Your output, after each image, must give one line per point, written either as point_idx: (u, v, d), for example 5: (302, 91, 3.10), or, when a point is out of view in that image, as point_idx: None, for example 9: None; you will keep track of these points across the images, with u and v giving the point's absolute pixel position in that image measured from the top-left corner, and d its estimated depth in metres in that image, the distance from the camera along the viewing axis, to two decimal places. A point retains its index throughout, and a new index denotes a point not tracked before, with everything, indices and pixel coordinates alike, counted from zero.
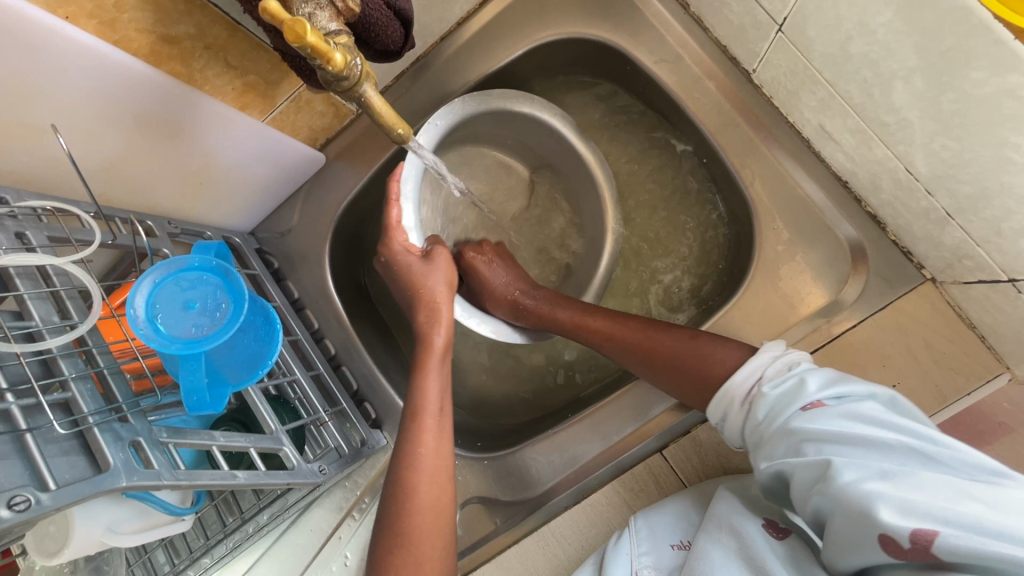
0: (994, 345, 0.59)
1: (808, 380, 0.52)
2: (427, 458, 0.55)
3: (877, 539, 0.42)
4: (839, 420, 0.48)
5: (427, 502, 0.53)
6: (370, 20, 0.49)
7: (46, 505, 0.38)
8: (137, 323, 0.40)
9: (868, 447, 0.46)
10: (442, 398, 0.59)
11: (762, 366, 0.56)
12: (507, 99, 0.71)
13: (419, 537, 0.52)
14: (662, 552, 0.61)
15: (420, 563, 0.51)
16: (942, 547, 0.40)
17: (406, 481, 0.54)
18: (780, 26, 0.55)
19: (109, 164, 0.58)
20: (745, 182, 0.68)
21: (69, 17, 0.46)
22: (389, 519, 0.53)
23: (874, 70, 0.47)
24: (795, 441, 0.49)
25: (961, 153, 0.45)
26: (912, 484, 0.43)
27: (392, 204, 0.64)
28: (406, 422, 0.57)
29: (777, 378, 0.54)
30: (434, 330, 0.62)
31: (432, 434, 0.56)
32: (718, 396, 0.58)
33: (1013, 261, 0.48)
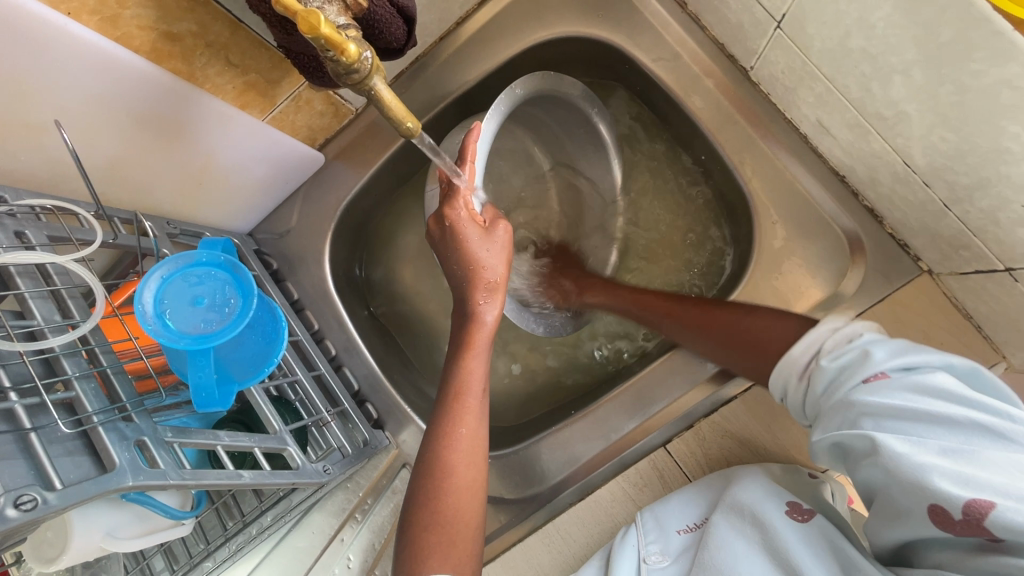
0: (991, 336, 0.61)
1: (873, 353, 0.49)
2: (465, 441, 0.55)
3: (929, 511, 0.44)
4: (907, 392, 0.46)
5: (464, 484, 0.53)
6: (375, 17, 0.49)
7: (52, 504, 0.37)
8: (145, 318, 0.39)
9: (934, 422, 0.45)
10: (485, 380, 0.58)
11: (819, 340, 0.54)
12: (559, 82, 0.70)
13: (452, 518, 0.52)
14: (671, 540, 0.63)
15: (454, 545, 0.51)
16: (996, 522, 0.41)
17: (442, 462, 0.54)
18: (778, 23, 0.55)
19: (109, 161, 0.57)
20: (745, 178, 0.69)
21: (71, 13, 0.46)
22: (421, 500, 0.53)
23: (873, 64, 0.48)
24: (856, 414, 0.48)
25: (959, 144, 0.45)
26: (975, 461, 0.42)
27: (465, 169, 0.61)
28: (446, 403, 0.56)
29: (837, 352, 0.52)
30: (489, 309, 0.60)
31: (473, 417, 0.56)
32: (776, 372, 0.56)
33: (1009, 251, 0.49)
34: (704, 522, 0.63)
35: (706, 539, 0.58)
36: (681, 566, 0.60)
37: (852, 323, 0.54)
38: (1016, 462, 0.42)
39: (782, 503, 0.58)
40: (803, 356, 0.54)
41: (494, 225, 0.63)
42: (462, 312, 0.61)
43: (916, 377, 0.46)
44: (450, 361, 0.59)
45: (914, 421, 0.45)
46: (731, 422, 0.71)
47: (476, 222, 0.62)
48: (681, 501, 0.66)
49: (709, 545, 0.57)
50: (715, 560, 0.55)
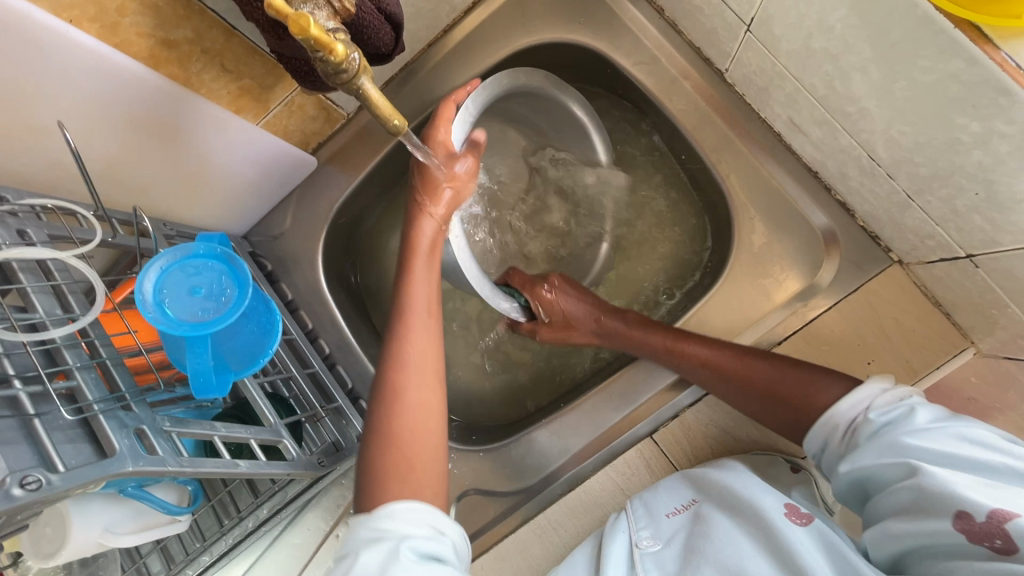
0: (959, 322, 0.63)
1: (920, 409, 0.52)
2: (411, 359, 0.57)
3: (954, 522, 0.45)
4: (949, 437, 0.49)
5: (416, 402, 0.55)
6: (363, 22, 0.51)
7: (57, 485, 0.39)
8: (145, 306, 0.41)
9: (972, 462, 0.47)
10: (430, 302, 0.61)
11: (868, 399, 0.55)
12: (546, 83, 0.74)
13: (407, 438, 0.53)
14: (661, 525, 0.63)
15: (410, 464, 0.52)
16: (1017, 526, 0.42)
17: (393, 383, 0.56)
18: (747, 26, 0.59)
19: (108, 163, 0.59)
20: (723, 176, 0.72)
21: (73, 20, 0.48)
22: (376, 424, 0.54)
23: (834, 63, 0.51)
24: (899, 451, 0.50)
25: (916, 137, 0.48)
26: (1012, 489, 0.45)
27: (447, 104, 0.66)
28: (394, 324, 0.59)
29: (885, 409, 0.54)
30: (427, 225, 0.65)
31: (420, 338, 0.58)
32: (821, 423, 0.57)
33: (968, 238, 0.52)
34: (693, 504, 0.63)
35: (702, 532, 0.58)
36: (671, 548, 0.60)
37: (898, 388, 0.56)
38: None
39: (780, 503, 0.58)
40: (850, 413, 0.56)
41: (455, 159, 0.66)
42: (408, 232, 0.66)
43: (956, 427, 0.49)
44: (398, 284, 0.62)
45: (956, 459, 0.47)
46: (716, 412, 0.73)
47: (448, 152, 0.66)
48: (670, 487, 0.67)
49: (706, 539, 0.57)
50: (711, 553, 0.55)
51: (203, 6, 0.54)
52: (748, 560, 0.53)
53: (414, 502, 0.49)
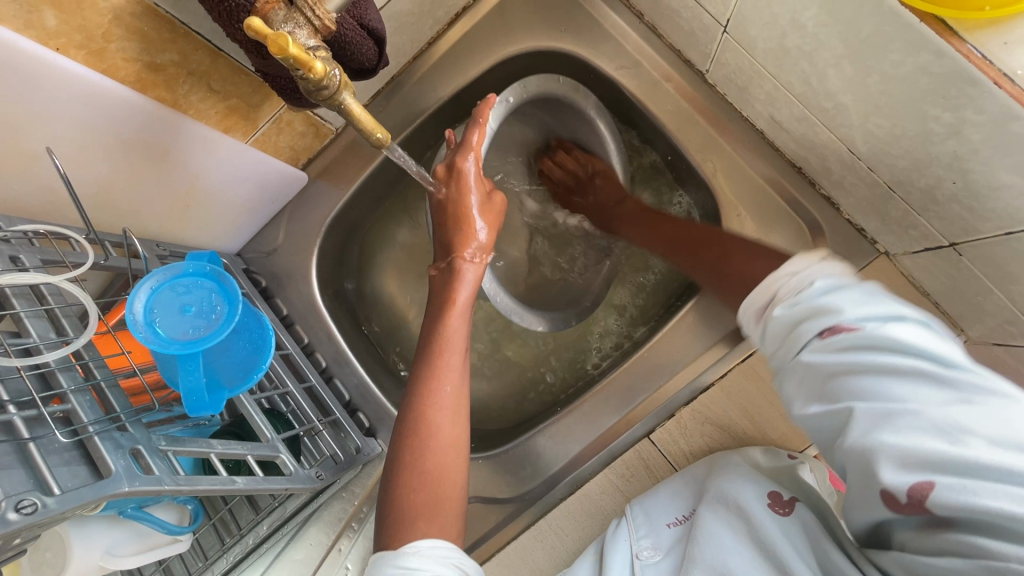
0: (948, 312, 0.64)
1: (835, 299, 0.43)
2: (451, 398, 0.56)
3: (878, 494, 0.39)
4: (858, 349, 0.40)
5: (450, 439, 0.55)
6: (345, 39, 0.52)
7: (52, 508, 0.39)
8: (136, 325, 0.42)
9: (888, 378, 0.39)
10: (465, 338, 0.60)
11: (777, 286, 0.48)
12: (568, 90, 0.76)
13: (439, 477, 0.53)
14: (660, 532, 0.64)
15: (440, 504, 0.52)
16: (936, 501, 0.36)
17: (428, 421, 0.55)
18: (724, 27, 0.60)
19: (99, 187, 0.60)
20: (709, 175, 0.73)
21: (59, 48, 0.48)
22: (405, 460, 0.54)
23: (809, 61, 0.52)
24: (816, 375, 0.43)
25: (892, 129, 0.49)
26: (911, 420, 0.37)
27: (477, 127, 0.67)
28: (430, 357, 0.58)
29: (793, 299, 0.46)
30: (471, 266, 0.65)
31: (455, 373, 0.58)
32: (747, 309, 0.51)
33: (951, 227, 0.52)
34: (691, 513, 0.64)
35: (696, 532, 0.59)
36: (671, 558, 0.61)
37: (821, 263, 0.48)
38: (952, 419, 0.36)
39: (764, 495, 0.58)
40: (759, 302, 0.50)
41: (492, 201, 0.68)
42: (449, 266, 0.65)
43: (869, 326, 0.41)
44: (432, 319, 0.62)
45: (865, 378, 0.40)
46: (711, 409, 0.74)
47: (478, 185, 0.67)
48: (670, 493, 0.67)
49: (694, 541, 0.58)
50: (705, 552, 0.55)
51: (188, 30, 0.54)
52: (736, 555, 0.53)
53: (441, 543, 0.50)
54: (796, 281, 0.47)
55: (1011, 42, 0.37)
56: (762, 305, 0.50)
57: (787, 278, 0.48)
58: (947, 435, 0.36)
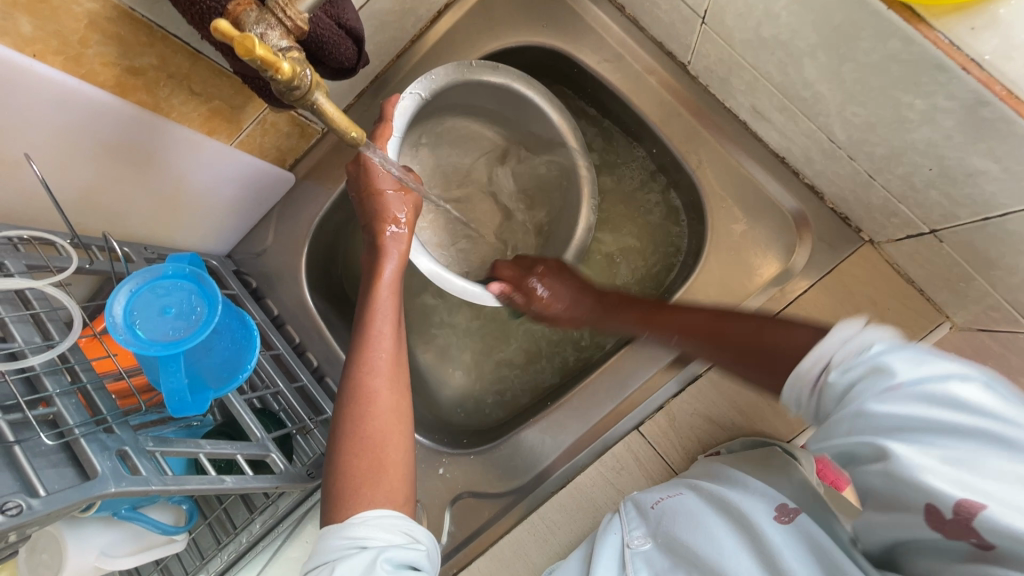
0: (933, 298, 0.64)
1: (887, 360, 0.41)
2: (387, 365, 0.57)
3: (922, 508, 0.38)
4: (912, 407, 0.38)
5: (387, 406, 0.55)
6: (322, 39, 0.52)
7: (38, 509, 0.40)
8: (116, 328, 0.42)
9: (948, 438, 0.37)
10: (398, 310, 0.61)
11: (830, 350, 0.46)
12: (487, 70, 0.73)
13: (383, 442, 0.54)
14: (648, 517, 0.63)
15: (383, 470, 0.53)
16: (984, 523, 0.35)
17: (364, 388, 0.55)
18: (702, 19, 0.59)
19: (83, 193, 0.60)
20: (694, 167, 0.73)
21: (36, 55, 0.49)
22: (345, 428, 0.54)
23: (785, 51, 0.52)
24: (863, 426, 0.40)
25: (868, 118, 0.49)
26: (980, 470, 0.36)
27: (387, 122, 0.67)
28: (361, 330, 0.59)
29: (847, 365, 0.44)
30: (396, 244, 0.64)
31: (389, 342, 0.58)
32: (791, 376, 0.48)
33: (930, 214, 0.53)
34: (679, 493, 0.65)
35: (687, 523, 0.59)
36: (659, 543, 0.60)
37: (867, 331, 0.45)
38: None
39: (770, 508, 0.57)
40: (810, 368, 0.47)
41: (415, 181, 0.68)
42: (373, 249, 0.64)
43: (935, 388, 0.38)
44: (362, 296, 0.62)
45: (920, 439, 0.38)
46: (700, 403, 0.75)
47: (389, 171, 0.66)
48: (664, 488, 0.68)
49: (688, 537, 0.57)
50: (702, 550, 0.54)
51: (166, 33, 0.54)
52: (732, 550, 0.53)
53: (388, 510, 0.51)
54: (850, 345, 0.45)
55: (979, 27, 0.37)
56: (810, 369, 0.47)
57: (838, 344, 0.45)
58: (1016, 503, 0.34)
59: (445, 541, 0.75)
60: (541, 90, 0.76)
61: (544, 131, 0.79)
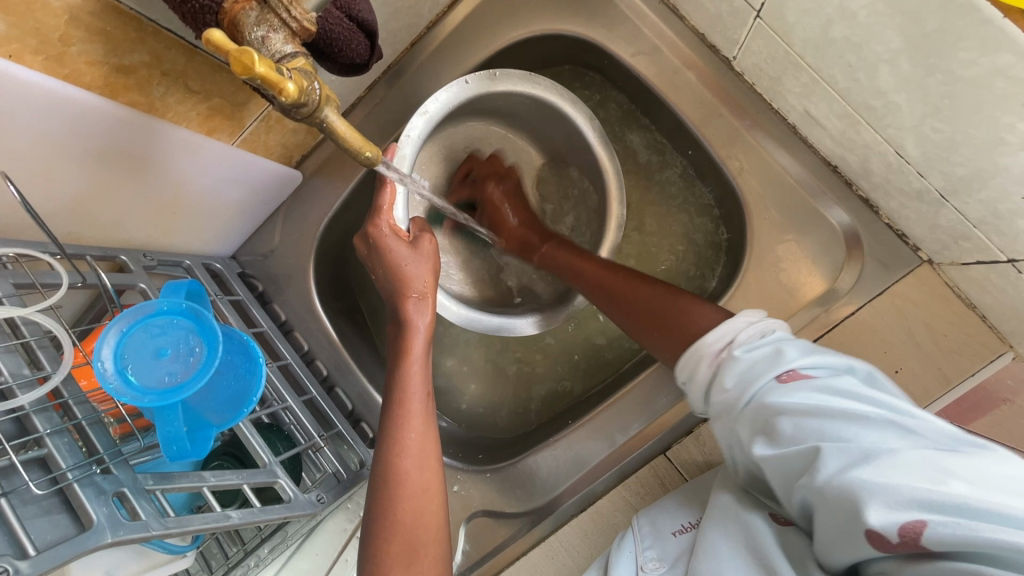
0: (997, 326, 0.58)
1: (784, 348, 0.48)
2: (416, 444, 0.53)
3: (866, 535, 0.38)
4: (810, 392, 0.44)
5: (418, 487, 0.51)
6: (331, 36, 0.47)
7: (26, 573, 0.36)
8: (105, 377, 0.38)
9: (848, 421, 0.42)
10: (428, 383, 0.56)
11: (732, 331, 0.52)
12: (485, 82, 0.66)
13: (416, 522, 0.51)
14: (666, 542, 0.57)
15: (415, 549, 0.50)
16: (932, 539, 0.36)
17: (393, 470, 0.51)
18: (757, 12, 0.53)
19: (73, 202, 0.55)
20: (734, 173, 0.67)
21: (13, 55, 0.43)
22: (377, 509, 0.51)
23: (857, 54, 0.45)
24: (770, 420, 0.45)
25: (953, 134, 0.43)
26: (891, 464, 0.38)
27: (384, 185, 0.60)
28: (390, 410, 0.54)
29: (750, 344, 0.51)
30: (419, 314, 0.58)
31: (419, 420, 0.54)
32: (686, 354, 0.54)
33: (1012, 243, 0.47)
34: (698, 522, 0.58)
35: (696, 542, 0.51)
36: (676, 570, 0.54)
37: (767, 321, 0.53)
38: (941, 462, 0.38)
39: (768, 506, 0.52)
40: (716, 344, 0.53)
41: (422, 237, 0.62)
42: (397, 322, 0.60)
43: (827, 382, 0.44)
44: (390, 369, 0.57)
45: (829, 420, 0.42)
46: None
47: (401, 237, 0.60)
48: (676, 504, 0.62)
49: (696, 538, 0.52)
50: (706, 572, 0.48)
51: (158, 27, 0.49)
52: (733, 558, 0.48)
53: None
54: (753, 329, 0.52)
55: None
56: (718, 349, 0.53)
57: (744, 326, 0.53)
58: (933, 479, 0.37)
59: (459, 560, 0.71)
60: (550, 88, 0.69)
61: (569, 137, 0.74)
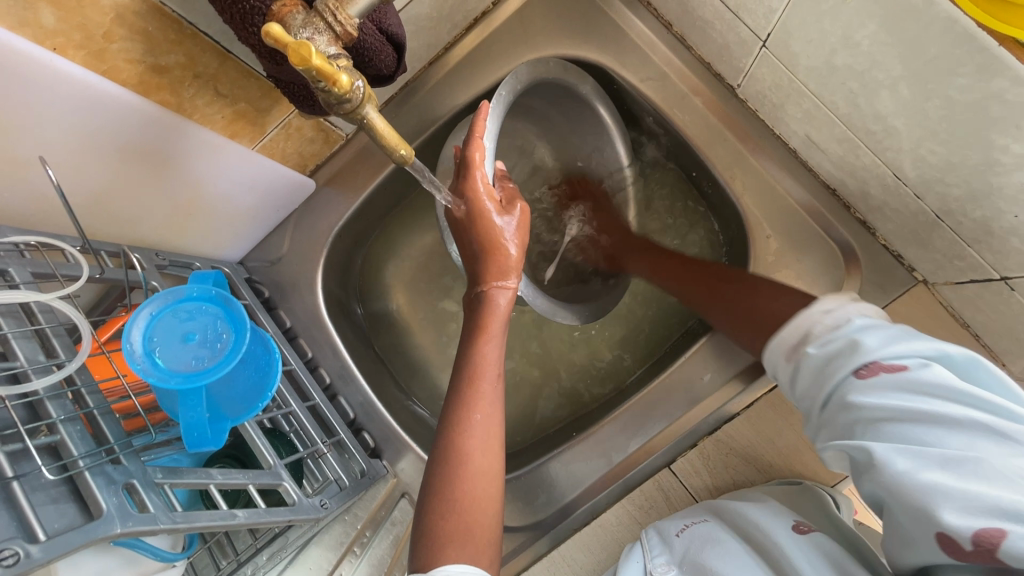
0: (990, 344, 0.61)
1: (864, 337, 0.45)
2: (481, 426, 0.53)
3: (935, 536, 0.38)
4: (893, 391, 0.42)
5: (479, 469, 0.51)
6: (364, 45, 0.49)
7: (36, 558, 0.36)
8: (134, 357, 0.39)
9: (932, 424, 0.40)
10: (500, 365, 0.57)
11: (809, 322, 0.50)
12: (558, 69, 0.68)
13: (470, 504, 0.50)
14: (672, 545, 0.58)
15: (470, 530, 0.49)
16: (1007, 551, 0.35)
17: (458, 448, 0.52)
18: (763, 42, 0.56)
19: (96, 197, 0.56)
20: (736, 195, 0.69)
21: (57, 48, 0.45)
22: (437, 487, 0.51)
23: (859, 81, 0.49)
24: (845, 418, 0.44)
25: (949, 156, 0.46)
26: (972, 471, 0.37)
27: (476, 144, 0.59)
28: (461, 388, 0.55)
29: (824, 337, 0.48)
30: (502, 292, 0.60)
31: (488, 402, 0.54)
32: (768, 346, 0.53)
33: (1004, 260, 0.50)
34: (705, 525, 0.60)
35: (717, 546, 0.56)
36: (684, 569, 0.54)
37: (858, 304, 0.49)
38: None
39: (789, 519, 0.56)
40: (792, 337, 0.51)
41: (512, 197, 0.64)
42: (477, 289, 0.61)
43: (907, 377, 0.42)
44: (464, 346, 0.58)
45: (911, 423, 0.40)
46: (736, 439, 0.72)
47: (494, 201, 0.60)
48: (687, 516, 0.64)
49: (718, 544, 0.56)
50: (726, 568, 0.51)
51: (196, 31, 0.51)
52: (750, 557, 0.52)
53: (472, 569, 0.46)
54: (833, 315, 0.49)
55: None
56: (795, 342, 0.51)
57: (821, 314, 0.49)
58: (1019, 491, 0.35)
59: None
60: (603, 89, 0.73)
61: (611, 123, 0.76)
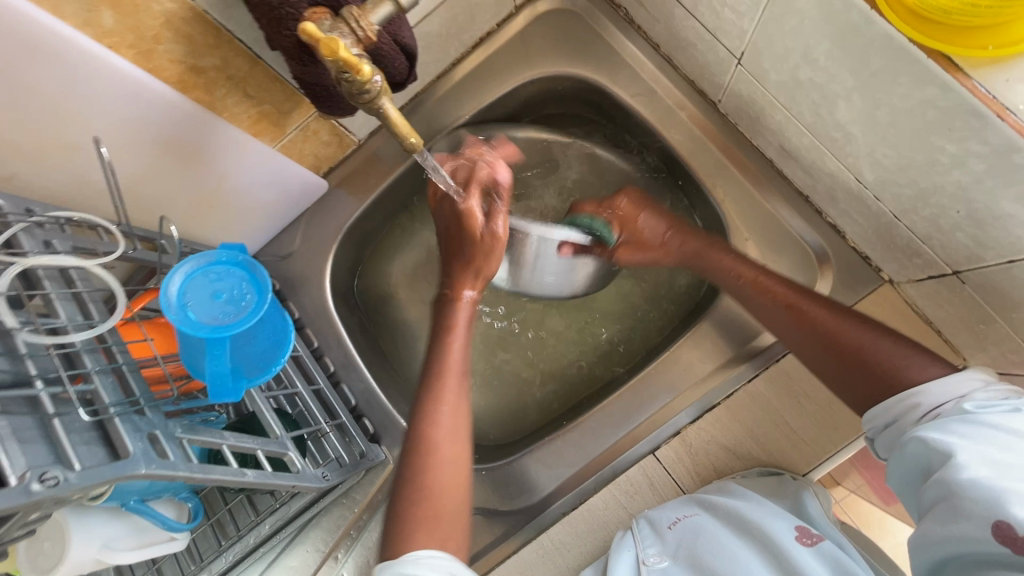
0: (949, 339, 0.65)
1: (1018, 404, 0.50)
2: (447, 417, 0.59)
3: (991, 524, 0.45)
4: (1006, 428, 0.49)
5: (450, 455, 0.58)
6: (381, 52, 0.55)
7: (74, 483, 0.40)
8: (169, 307, 0.44)
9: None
10: (464, 362, 0.63)
11: (969, 387, 0.53)
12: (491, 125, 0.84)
13: (439, 489, 0.56)
14: (665, 537, 0.64)
15: (436, 516, 0.55)
16: None
17: (427, 438, 0.58)
18: (738, 59, 0.63)
19: (132, 183, 0.62)
20: (718, 201, 0.75)
21: (111, 46, 0.51)
22: (410, 478, 0.57)
23: (820, 93, 0.55)
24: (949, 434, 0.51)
25: (899, 159, 0.52)
26: None
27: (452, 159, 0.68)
28: (432, 381, 0.61)
29: (982, 402, 0.51)
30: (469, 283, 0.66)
31: (451, 395, 0.60)
32: (903, 396, 0.56)
33: (953, 255, 0.55)
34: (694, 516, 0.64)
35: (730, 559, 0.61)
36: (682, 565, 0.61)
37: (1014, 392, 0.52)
38: None
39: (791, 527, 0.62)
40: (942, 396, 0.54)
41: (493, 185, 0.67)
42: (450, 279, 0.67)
43: None
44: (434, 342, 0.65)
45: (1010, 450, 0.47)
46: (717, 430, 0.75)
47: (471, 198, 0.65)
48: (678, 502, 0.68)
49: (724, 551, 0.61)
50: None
51: (232, 37, 0.57)
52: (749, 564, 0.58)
53: (438, 552, 0.52)
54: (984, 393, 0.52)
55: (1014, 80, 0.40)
56: (938, 402, 0.54)
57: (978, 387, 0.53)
58: None
59: None
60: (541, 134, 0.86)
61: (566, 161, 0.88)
